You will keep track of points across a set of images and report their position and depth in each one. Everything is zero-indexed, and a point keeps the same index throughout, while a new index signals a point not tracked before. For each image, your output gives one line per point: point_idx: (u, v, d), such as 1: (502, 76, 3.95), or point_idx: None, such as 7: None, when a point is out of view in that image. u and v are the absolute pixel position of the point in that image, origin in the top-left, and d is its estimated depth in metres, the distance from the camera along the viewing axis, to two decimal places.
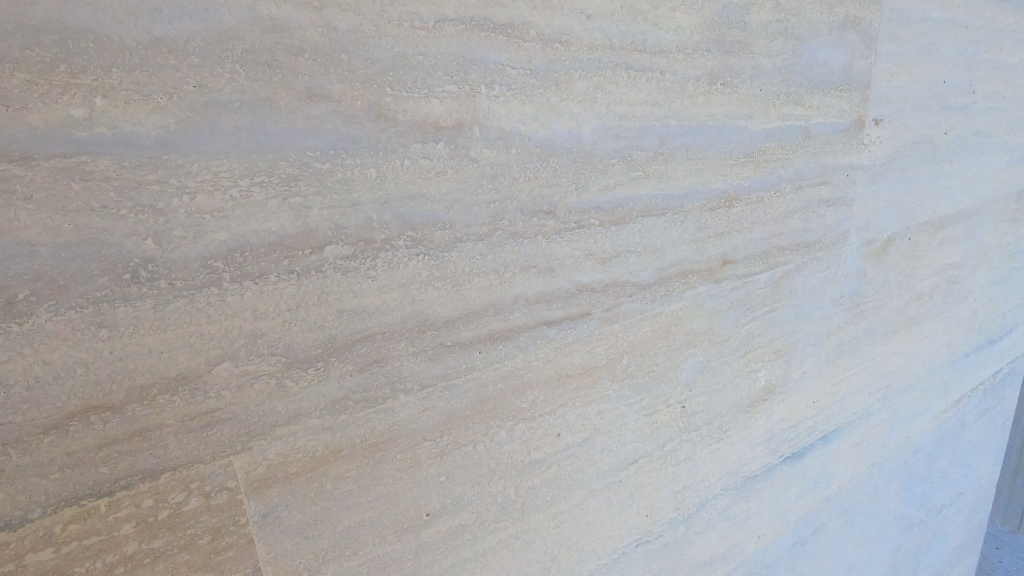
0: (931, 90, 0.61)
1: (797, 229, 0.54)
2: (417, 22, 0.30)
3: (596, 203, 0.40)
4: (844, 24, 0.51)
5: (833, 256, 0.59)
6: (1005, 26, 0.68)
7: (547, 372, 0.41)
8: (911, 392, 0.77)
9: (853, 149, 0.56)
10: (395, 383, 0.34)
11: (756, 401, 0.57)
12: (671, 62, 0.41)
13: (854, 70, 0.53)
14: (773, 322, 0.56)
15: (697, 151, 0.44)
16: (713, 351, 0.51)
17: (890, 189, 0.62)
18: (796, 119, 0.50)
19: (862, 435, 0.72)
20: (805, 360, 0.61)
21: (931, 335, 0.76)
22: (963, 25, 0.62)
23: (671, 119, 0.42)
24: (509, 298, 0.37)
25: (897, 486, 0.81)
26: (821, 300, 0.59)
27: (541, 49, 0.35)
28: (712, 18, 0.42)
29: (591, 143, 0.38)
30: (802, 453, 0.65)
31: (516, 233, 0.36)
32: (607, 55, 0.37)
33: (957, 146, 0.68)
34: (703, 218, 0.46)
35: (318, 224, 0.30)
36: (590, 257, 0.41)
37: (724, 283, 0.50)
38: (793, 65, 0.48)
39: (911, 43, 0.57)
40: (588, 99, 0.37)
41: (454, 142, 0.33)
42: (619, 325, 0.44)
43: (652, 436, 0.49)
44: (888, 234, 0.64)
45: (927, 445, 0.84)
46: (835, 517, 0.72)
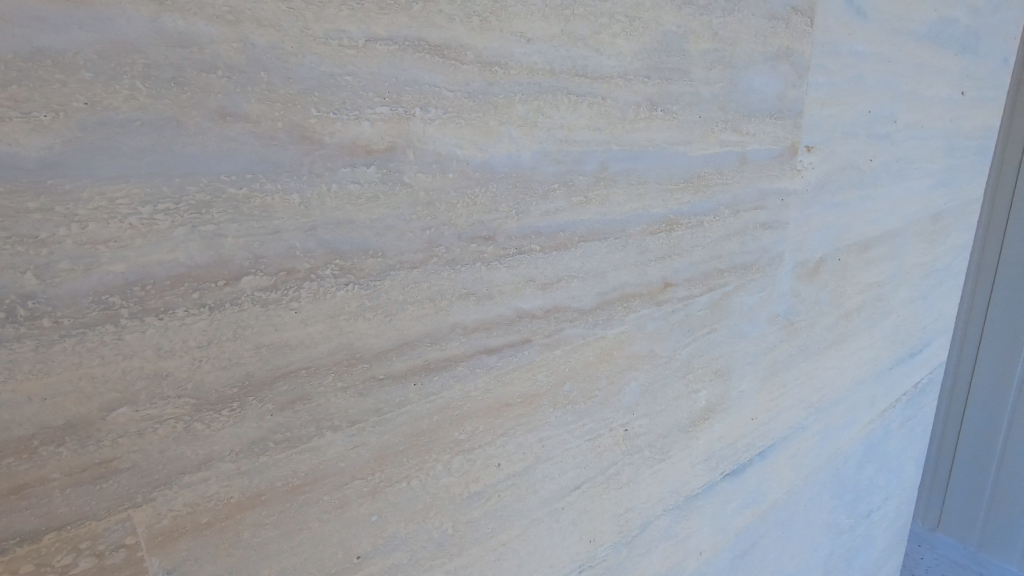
0: (857, 119, 0.65)
1: (735, 253, 0.55)
2: (346, 41, 0.29)
3: (537, 228, 0.39)
4: (778, 54, 0.52)
5: (769, 277, 0.60)
6: (924, 60, 0.72)
7: (486, 402, 0.40)
8: (841, 406, 0.80)
9: (787, 175, 0.58)
10: (321, 421, 0.32)
11: (696, 421, 0.58)
12: (612, 88, 0.41)
13: (787, 99, 0.55)
14: (713, 342, 0.56)
15: (638, 176, 0.44)
16: (655, 373, 0.52)
17: (821, 213, 0.64)
18: (733, 146, 0.51)
19: (797, 449, 0.74)
20: (743, 379, 0.62)
21: (859, 350, 0.80)
22: (886, 58, 0.65)
23: (612, 144, 0.42)
24: (446, 327, 0.36)
25: (828, 497, 0.84)
26: (758, 320, 0.61)
27: (479, 72, 0.34)
28: (653, 45, 0.42)
29: (531, 168, 0.38)
30: (741, 469, 0.66)
31: (453, 261, 0.35)
32: (547, 80, 0.37)
33: (882, 172, 0.72)
34: (645, 243, 0.46)
35: (233, 254, 0.27)
36: (531, 283, 0.40)
37: (665, 306, 0.50)
38: (730, 93, 0.49)
39: (840, 74, 0.60)
40: (528, 123, 0.37)
41: (386, 166, 0.31)
42: (561, 351, 0.43)
43: (594, 461, 0.49)
44: (820, 255, 0.67)
45: (856, 455, 0.88)
46: (772, 530, 0.74)
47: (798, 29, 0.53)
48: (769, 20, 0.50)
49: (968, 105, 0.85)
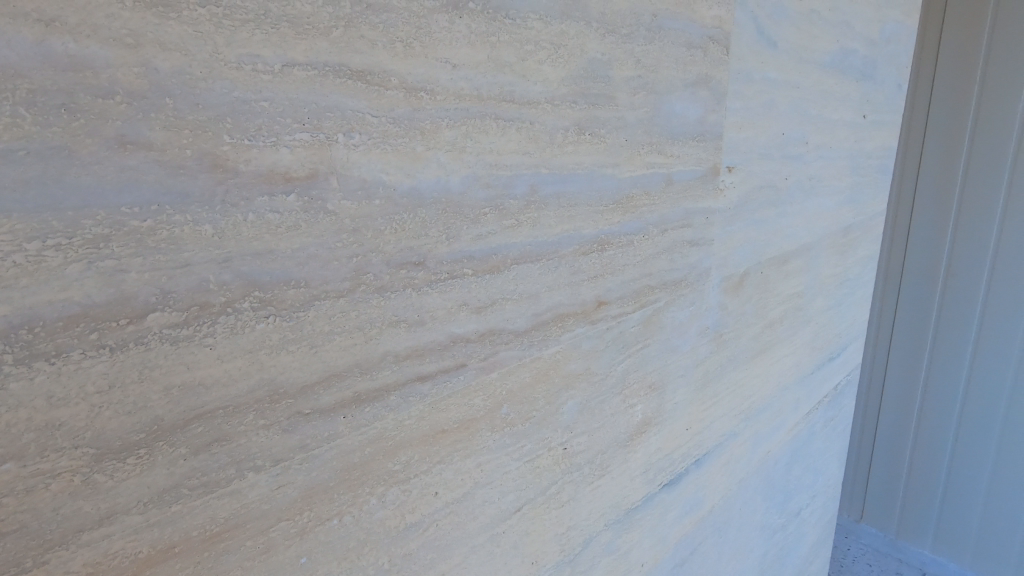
0: (772, 141, 0.69)
1: (664, 269, 0.57)
2: (260, 66, 0.28)
3: (468, 252, 0.39)
4: (697, 81, 0.55)
5: (697, 292, 0.63)
6: (829, 87, 0.78)
7: (421, 430, 0.39)
8: (769, 412, 0.84)
9: (711, 194, 0.61)
10: (242, 462, 0.30)
11: (633, 435, 0.59)
12: (539, 113, 0.41)
13: (706, 122, 0.58)
14: (646, 357, 0.58)
15: (568, 199, 0.45)
16: (591, 390, 0.52)
17: (743, 230, 0.68)
18: (658, 168, 0.53)
19: (730, 455, 0.77)
20: (677, 392, 0.64)
21: (782, 357, 0.84)
22: (795, 85, 0.70)
23: (541, 168, 0.42)
24: (377, 356, 0.35)
25: (760, 499, 0.88)
26: (688, 333, 0.63)
27: (404, 98, 0.33)
28: (578, 71, 0.43)
29: (460, 193, 0.37)
30: (678, 478, 0.68)
31: (382, 288, 0.34)
32: (474, 105, 0.37)
33: (796, 190, 0.76)
34: (577, 263, 0.47)
35: (137, 291, 0.26)
36: (464, 307, 0.39)
37: (599, 324, 0.51)
38: (653, 117, 0.51)
39: (754, 100, 0.64)
40: (456, 148, 0.37)
41: (307, 193, 0.30)
42: (497, 374, 0.43)
43: (534, 481, 0.49)
44: (743, 269, 0.70)
45: (783, 457, 0.92)
46: (710, 536, 0.77)
47: (715, 57, 0.56)
48: (688, 49, 0.53)
49: (868, 127, 0.93)
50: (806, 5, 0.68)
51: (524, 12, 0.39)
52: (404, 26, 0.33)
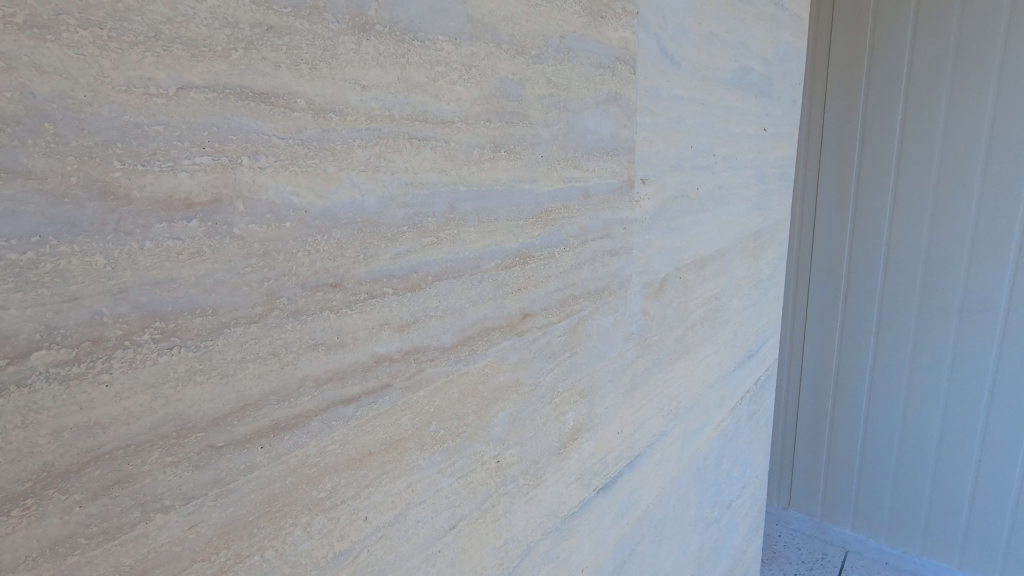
0: (682, 154, 0.73)
1: (587, 279, 0.59)
2: (153, 89, 0.27)
3: (387, 271, 0.39)
4: (607, 98, 0.58)
5: (620, 299, 0.65)
6: (731, 103, 0.84)
7: (346, 454, 0.38)
8: (695, 410, 0.88)
9: (627, 206, 0.64)
10: (147, 504, 0.29)
11: (566, 442, 0.60)
12: (454, 132, 0.42)
13: (619, 137, 0.61)
14: (575, 365, 0.60)
15: (487, 215, 0.46)
16: (521, 402, 0.53)
17: (661, 237, 0.71)
18: (575, 182, 0.55)
19: (661, 454, 0.80)
20: (606, 397, 0.66)
21: (705, 356, 0.89)
22: (700, 101, 0.75)
23: (458, 185, 0.43)
24: (295, 382, 0.34)
25: (692, 495, 0.92)
26: (613, 339, 0.65)
27: (312, 119, 0.33)
28: (491, 91, 0.45)
29: (377, 213, 0.37)
30: (613, 482, 0.70)
31: (297, 312, 0.34)
32: (387, 126, 0.37)
33: (707, 199, 0.81)
34: (500, 277, 0.48)
35: (18, 328, 0.24)
36: (386, 326, 0.39)
37: (525, 336, 0.52)
38: (568, 134, 0.53)
39: (663, 116, 0.68)
40: (369, 168, 0.37)
41: (211, 218, 0.29)
42: (424, 392, 0.43)
43: (468, 497, 0.49)
44: (663, 275, 0.74)
45: (712, 452, 0.97)
46: (646, 535, 0.79)
47: (624, 76, 0.60)
48: (597, 68, 0.56)
49: (770, 139, 1.00)
50: (705, 28, 0.73)
51: (434, 33, 0.40)
52: (309, 48, 0.33)
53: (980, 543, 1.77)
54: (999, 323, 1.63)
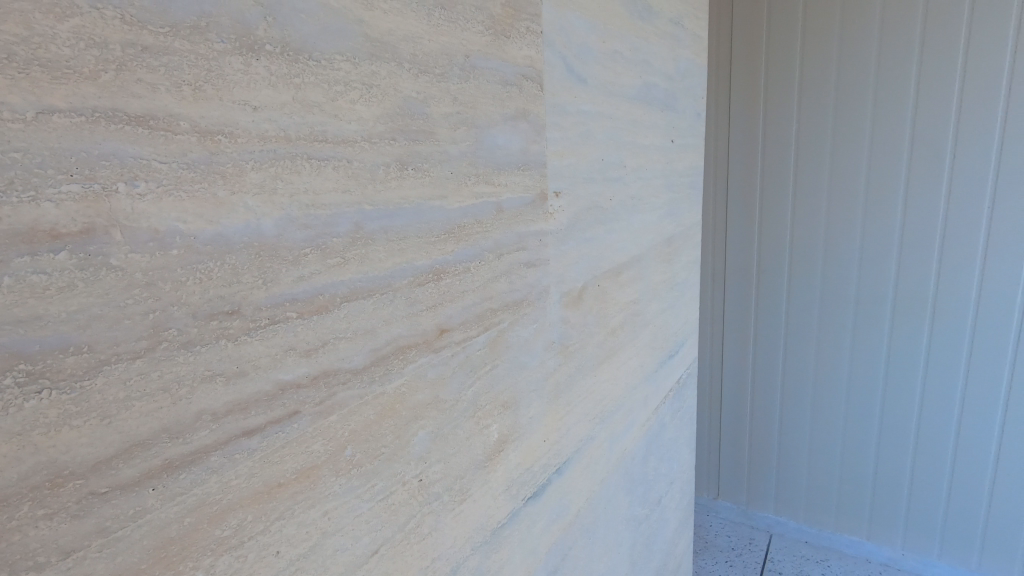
0: (593, 167, 0.76)
1: (504, 291, 0.60)
2: (6, 114, 0.25)
3: (290, 295, 0.38)
4: (515, 115, 0.59)
5: (539, 309, 0.67)
6: (638, 117, 0.88)
7: (251, 489, 0.37)
8: (620, 412, 0.91)
9: (541, 218, 0.65)
10: (16, 564, 0.27)
11: (491, 455, 0.61)
12: (356, 152, 0.42)
13: (530, 152, 0.62)
14: (496, 377, 0.60)
15: (396, 233, 0.46)
16: (442, 418, 0.53)
17: (577, 248, 0.74)
18: (486, 197, 0.56)
19: (589, 457, 0.82)
20: (530, 406, 0.67)
21: (627, 360, 0.92)
22: (608, 116, 0.78)
23: (363, 205, 0.43)
24: (190, 417, 0.33)
25: (622, 495, 0.95)
26: (534, 349, 0.67)
27: (198, 142, 0.32)
28: (394, 110, 0.44)
29: (275, 236, 0.36)
30: (542, 489, 0.71)
31: (189, 343, 0.32)
32: (283, 147, 0.36)
33: (620, 209, 0.85)
34: (413, 294, 0.48)
35: None
36: (292, 351, 0.38)
37: (442, 352, 0.52)
38: (476, 150, 0.54)
39: (573, 130, 0.70)
40: (265, 191, 0.36)
41: (83, 249, 0.28)
42: (337, 416, 0.42)
43: (390, 519, 0.48)
44: (580, 284, 0.76)
45: (640, 451, 1.01)
46: (578, 540, 0.81)
47: (532, 92, 0.62)
48: (503, 86, 0.57)
49: (677, 150, 1.06)
50: (608, 47, 0.77)
51: (330, 53, 0.39)
52: (191, 69, 0.31)
53: (884, 515, 1.93)
54: (888, 314, 1.79)
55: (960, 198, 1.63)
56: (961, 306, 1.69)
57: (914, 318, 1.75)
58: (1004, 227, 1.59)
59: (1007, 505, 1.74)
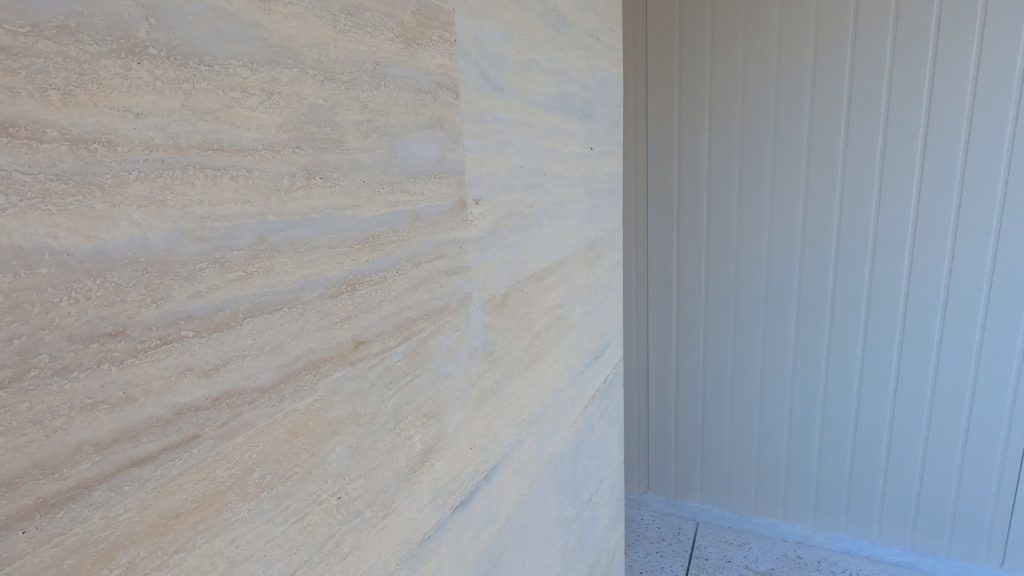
0: (512, 174, 0.77)
1: (424, 300, 0.59)
2: None
3: (185, 312, 0.36)
4: (430, 122, 0.59)
5: (461, 317, 0.67)
6: (556, 125, 0.90)
7: (144, 522, 0.34)
8: (548, 414, 0.93)
9: (461, 226, 0.65)
10: None
11: (415, 466, 0.60)
12: (257, 161, 0.40)
13: (446, 160, 0.62)
14: (418, 387, 0.59)
15: (305, 244, 0.44)
16: (361, 433, 0.52)
17: (498, 254, 0.74)
18: (402, 206, 0.55)
19: (517, 461, 0.83)
20: (455, 414, 0.67)
21: (553, 362, 0.94)
22: (526, 124, 0.80)
23: (266, 216, 0.41)
24: (67, 450, 0.30)
25: (552, 495, 0.96)
26: (457, 357, 0.66)
27: (69, 151, 0.30)
28: (298, 117, 0.43)
29: (165, 250, 0.34)
30: (469, 497, 0.71)
31: (63, 369, 0.30)
32: (172, 155, 0.34)
33: (541, 214, 0.86)
34: (324, 306, 0.46)
35: None
36: (189, 372, 0.36)
37: (359, 364, 0.51)
38: (390, 158, 0.53)
39: (490, 138, 0.71)
40: (152, 202, 0.34)
41: None
42: (242, 438, 0.40)
43: (306, 541, 0.46)
44: (503, 290, 0.76)
45: (568, 452, 1.03)
46: (509, 544, 0.81)
47: (447, 101, 0.62)
48: (416, 94, 0.57)
49: (596, 157, 1.10)
50: (524, 56, 0.79)
51: (224, 57, 0.37)
52: (59, 73, 0.30)
53: (797, 496, 2.08)
54: (794, 309, 1.94)
55: (852, 201, 1.79)
56: (856, 299, 1.85)
57: (817, 312, 1.90)
58: (889, 227, 1.76)
59: (901, 479, 1.92)
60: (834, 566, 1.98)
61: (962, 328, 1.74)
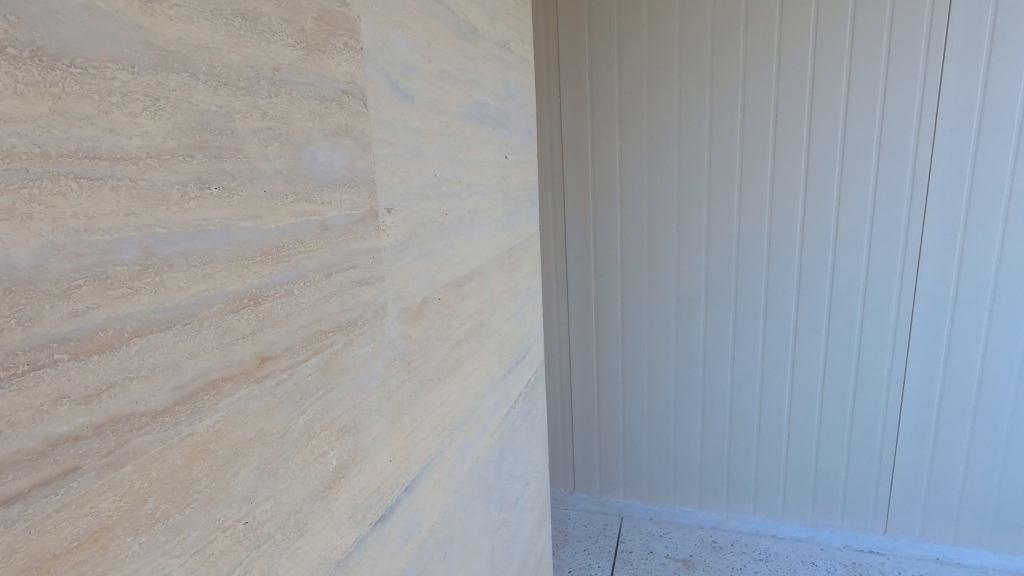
0: (426, 182, 0.77)
1: (336, 312, 0.58)
2: None
3: (58, 334, 0.33)
4: (337, 131, 0.58)
5: (377, 327, 0.66)
6: (470, 134, 0.91)
7: (14, 567, 0.31)
8: (471, 421, 0.93)
9: (373, 235, 0.65)
10: None
11: (330, 484, 0.58)
12: (142, 170, 0.38)
13: (356, 169, 0.61)
14: (332, 402, 0.58)
15: (200, 257, 0.42)
16: (270, 452, 0.49)
17: (414, 262, 0.74)
18: (308, 216, 0.54)
19: (441, 471, 0.83)
20: (373, 427, 0.65)
21: (474, 369, 0.95)
22: (439, 133, 0.80)
23: (155, 229, 0.39)
24: None
25: (478, 502, 0.96)
26: (374, 369, 0.65)
27: None
28: (190, 124, 0.41)
29: (33, 267, 0.32)
30: (391, 511, 0.70)
31: None
32: (39, 164, 0.32)
33: (457, 223, 0.87)
34: (225, 322, 0.44)
35: None
36: (66, 398, 0.33)
37: (265, 381, 0.49)
38: (294, 167, 0.52)
39: (402, 146, 0.70)
40: (15, 216, 0.31)
41: None
42: (131, 466, 0.37)
43: (210, 571, 0.44)
44: (420, 299, 0.76)
45: (492, 457, 1.03)
46: (434, 554, 0.80)
47: (354, 109, 0.61)
48: (321, 101, 0.55)
49: (511, 166, 1.12)
50: (435, 66, 0.79)
51: (99, 59, 0.35)
52: None
53: (710, 484, 2.21)
54: (702, 308, 2.06)
55: (749, 206, 1.93)
56: (755, 297, 2.00)
57: (722, 311, 2.04)
58: (780, 230, 1.92)
59: (800, 460, 2.09)
60: (745, 547, 2.12)
61: (845, 320, 1.93)
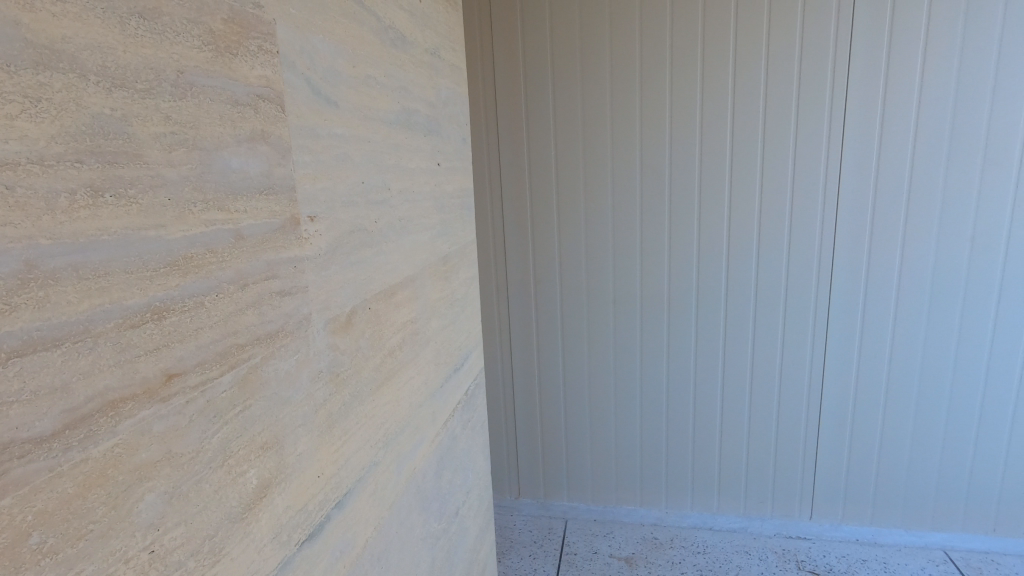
0: (353, 190, 0.75)
1: (254, 324, 0.56)
2: None
3: None
4: (252, 137, 0.56)
5: (301, 339, 0.63)
6: (400, 140, 0.90)
7: None
8: (407, 432, 0.91)
9: (294, 244, 0.62)
10: None
11: (250, 504, 0.55)
12: (21, 176, 0.35)
13: (274, 175, 0.59)
14: (252, 418, 0.55)
15: (94, 269, 0.39)
16: (179, 475, 0.47)
17: (341, 271, 0.72)
18: (220, 224, 0.51)
19: (375, 484, 0.81)
20: (298, 442, 0.63)
21: (409, 378, 0.93)
22: (365, 140, 0.79)
23: (38, 239, 0.36)
24: None
25: (416, 514, 0.94)
26: (298, 382, 0.63)
27: None
28: (79, 128, 0.38)
29: None
30: (320, 529, 0.67)
31: None
32: None
33: (388, 230, 0.86)
34: (124, 338, 0.41)
35: None
36: None
37: (173, 400, 0.46)
38: (203, 174, 0.49)
39: (324, 153, 0.69)
40: None
41: None
42: (11, 498, 0.34)
43: None
44: (349, 309, 0.74)
45: (430, 467, 1.02)
46: (369, 570, 0.78)
47: (271, 114, 0.59)
48: (233, 105, 0.53)
49: (445, 172, 1.11)
50: (360, 72, 0.78)
51: None
52: None
53: (650, 482, 2.27)
54: (637, 312, 2.12)
55: (678, 212, 2.01)
56: (687, 300, 2.08)
57: (656, 313, 2.11)
58: (707, 236, 2.01)
59: (733, 454, 2.19)
60: (684, 541, 2.19)
61: (769, 319, 2.04)
